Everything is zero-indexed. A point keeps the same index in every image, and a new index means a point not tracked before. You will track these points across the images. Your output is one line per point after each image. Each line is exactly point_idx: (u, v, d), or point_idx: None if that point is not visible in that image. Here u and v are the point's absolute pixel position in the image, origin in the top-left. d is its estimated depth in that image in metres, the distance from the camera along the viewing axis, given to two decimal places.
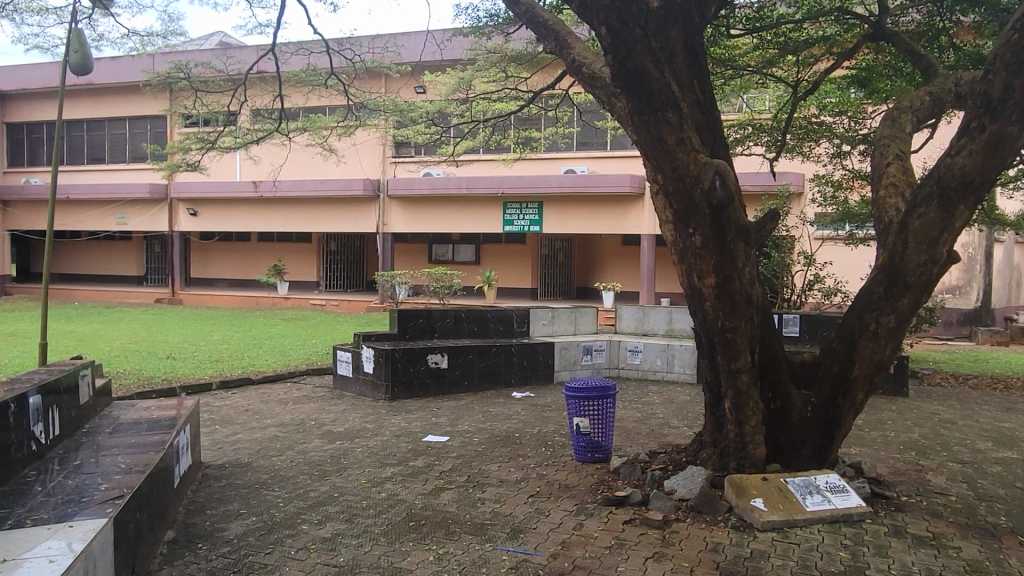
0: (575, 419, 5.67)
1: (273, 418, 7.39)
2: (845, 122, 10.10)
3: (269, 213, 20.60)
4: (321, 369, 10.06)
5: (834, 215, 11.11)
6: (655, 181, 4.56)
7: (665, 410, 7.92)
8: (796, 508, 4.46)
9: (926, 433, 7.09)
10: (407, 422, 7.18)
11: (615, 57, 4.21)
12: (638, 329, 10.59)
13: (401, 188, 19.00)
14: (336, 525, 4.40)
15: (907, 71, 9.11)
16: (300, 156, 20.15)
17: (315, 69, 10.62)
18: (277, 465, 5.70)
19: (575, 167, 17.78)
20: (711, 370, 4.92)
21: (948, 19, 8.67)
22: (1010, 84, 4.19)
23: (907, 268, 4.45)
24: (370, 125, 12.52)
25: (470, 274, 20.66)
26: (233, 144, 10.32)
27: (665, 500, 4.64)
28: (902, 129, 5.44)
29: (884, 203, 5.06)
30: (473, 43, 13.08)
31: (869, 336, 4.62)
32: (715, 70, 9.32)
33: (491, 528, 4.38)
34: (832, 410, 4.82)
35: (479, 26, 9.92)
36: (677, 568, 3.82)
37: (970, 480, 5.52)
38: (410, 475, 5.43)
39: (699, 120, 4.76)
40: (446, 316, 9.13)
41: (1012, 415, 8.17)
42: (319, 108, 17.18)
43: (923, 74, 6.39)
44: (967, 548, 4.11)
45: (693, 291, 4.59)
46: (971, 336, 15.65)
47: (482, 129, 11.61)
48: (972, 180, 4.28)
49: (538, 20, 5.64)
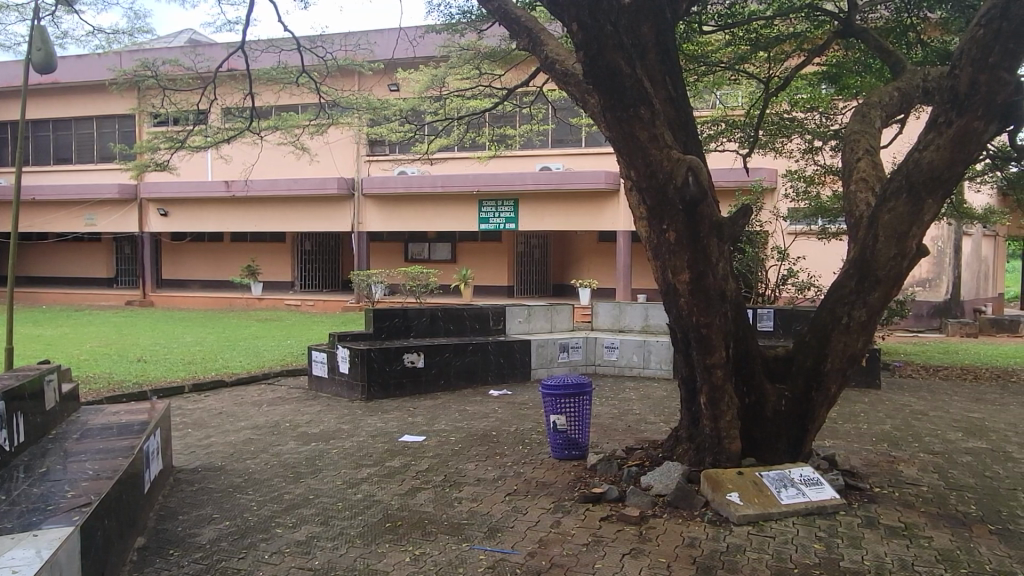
0: (552, 417, 5.65)
1: (247, 420, 7.29)
2: (816, 117, 10.22)
3: (241, 213, 20.35)
4: (295, 371, 9.94)
5: (806, 210, 11.20)
6: (628, 177, 4.55)
7: (641, 406, 7.95)
8: (771, 502, 4.49)
9: (898, 424, 7.20)
10: (383, 422, 7.12)
11: (587, 52, 4.16)
12: (614, 325, 10.62)
13: (376, 187, 18.86)
14: (311, 528, 4.35)
15: (877, 67, 9.18)
16: (272, 155, 19.94)
17: (285, 67, 10.46)
18: (251, 468, 5.62)
19: (550, 164, 17.84)
20: (685, 365, 4.92)
21: (916, 16, 8.75)
22: (976, 78, 4.24)
23: (877, 261, 4.49)
24: (343, 123, 12.41)
25: (447, 272, 20.62)
26: (202, 144, 10.11)
27: (642, 496, 4.65)
28: (871, 125, 5.49)
29: (855, 197, 5.11)
30: (447, 40, 12.98)
31: (841, 329, 4.66)
32: (689, 67, 9.37)
33: (468, 528, 4.35)
34: (806, 403, 4.84)
35: (452, 23, 9.86)
36: (654, 563, 3.83)
37: (940, 470, 5.61)
38: (386, 476, 5.38)
39: (672, 117, 4.77)
40: (422, 315, 9.06)
41: (982, 405, 8.31)
42: (291, 104, 17.06)
43: (891, 69, 6.47)
44: (938, 538, 4.17)
45: (667, 287, 4.60)
46: (942, 328, 15.89)
47: (456, 126, 11.51)
48: (941, 173, 4.33)
49: (510, 16, 5.62)
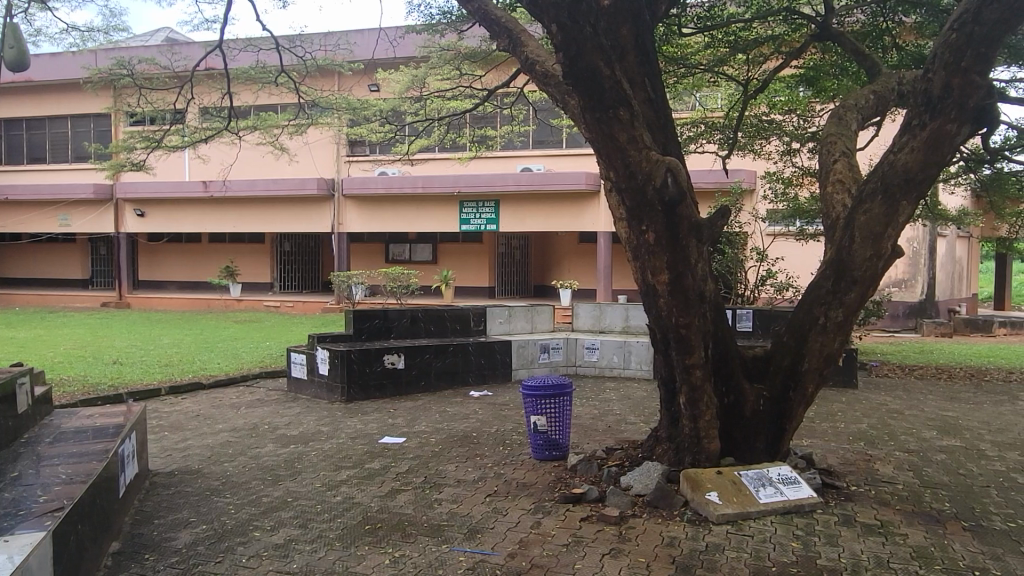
0: (532, 418, 5.65)
1: (224, 423, 7.21)
2: (794, 120, 10.32)
3: (218, 213, 20.15)
4: (274, 373, 9.86)
5: (784, 212, 11.30)
6: (607, 178, 4.55)
7: (622, 406, 7.97)
8: (749, 501, 4.52)
9: (874, 423, 7.27)
10: (363, 424, 7.08)
11: (566, 55, 4.16)
12: (594, 326, 10.65)
13: (356, 187, 18.78)
14: (289, 531, 4.32)
15: (853, 70, 9.28)
16: (251, 155, 19.77)
17: (264, 66, 10.37)
18: (229, 471, 5.56)
19: (531, 165, 17.87)
20: (665, 365, 4.93)
21: (892, 20, 8.86)
22: (949, 82, 4.29)
23: (854, 262, 4.54)
24: (323, 123, 12.32)
25: (428, 273, 20.58)
26: (179, 143, 10.00)
27: (621, 496, 4.66)
28: (847, 127, 5.56)
29: (831, 199, 5.16)
30: (427, 41, 12.95)
31: (818, 330, 4.70)
32: (668, 69, 9.40)
33: (448, 529, 4.34)
34: (784, 402, 4.89)
35: (432, 24, 9.83)
36: (634, 563, 3.83)
37: (916, 467, 5.68)
38: (366, 478, 5.35)
39: (651, 118, 4.79)
40: (403, 316, 9.04)
41: (956, 404, 8.43)
42: (270, 104, 16.93)
43: (868, 73, 6.55)
44: (913, 535, 4.23)
45: (646, 288, 4.62)
46: (917, 328, 16.11)
47: (437, 126, 11.48)
48: (916, 176, 4.39)
49: (491, 17, 5.61)
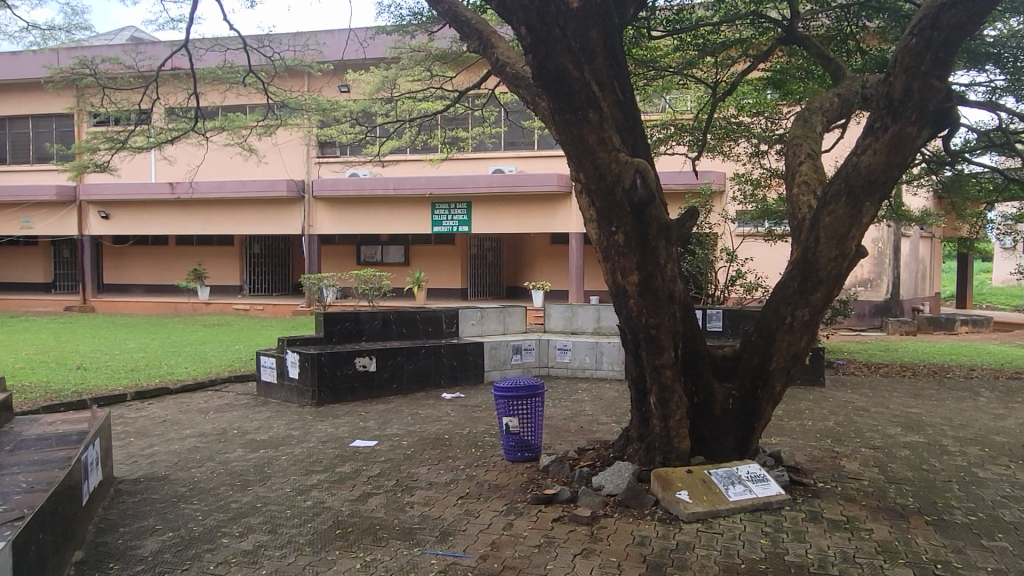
0: (504, 419, 5.65)
1: (192, 428, 7.10)
2: (761, 122, 10.47)
3: (186, 216, 19.85)
4: (244, 377, 9.75)
5: (753, 212, 11.45)
6: (577, 180, 4.58)
7: (593, 407, 8.01)
8: (718, 499, 4.57)
9: (840, 421, 7.40)
10: (334, 427, 7.03)
11: (535, 56, 4.17)
12: (566, 327, 10.70)
13: (327, 189, 18.64)
14: (258, 537, 4.26)
15: (818, 73, 9.44)
16: (219, 156, 19.51)
17: (231, 66, 10.24)
18: (197, 477, 5.49)
19: (503, 167, 17.88)
20: (635, 365, 4.96)
21: (856, 24, 9.02)
22: (909, 86, 4.38)
23: (820, 263, 4.62)
24: (293, 124, 12.20)
25: (400, 275, 20.49)
26: (145, 144, 9.83)
27: (593, 496, 4.69)
28: (812, 129, 5.66)
29: (797, 200, 5.24)
30: (399, 41, 12.90)
31: (785, 329, 4.77)
32: (638, 71, 9.47)
33: (420, 532, 4.32)
34: (752, 401, 4.94)
35: (402, 25, 9.80)
36: (605, 563, 3.85)
37: (880, 464, 5.79)
38: (337, 482, 5.31)
39: (620, 121, 4.82)
40: (374, 318, 9.00)
41: (919, 401, 8.62)
42: (238, 105, 16.74)
43: (832, 76, 6.67)
44: (877, 530, 4.31)
45: (616, 289, 4.64)
46: (882, 327, 16.43)
47: (408, 127, 11.43)
48: (878, 178, 4.48)
49: (461, 19, 5.61)
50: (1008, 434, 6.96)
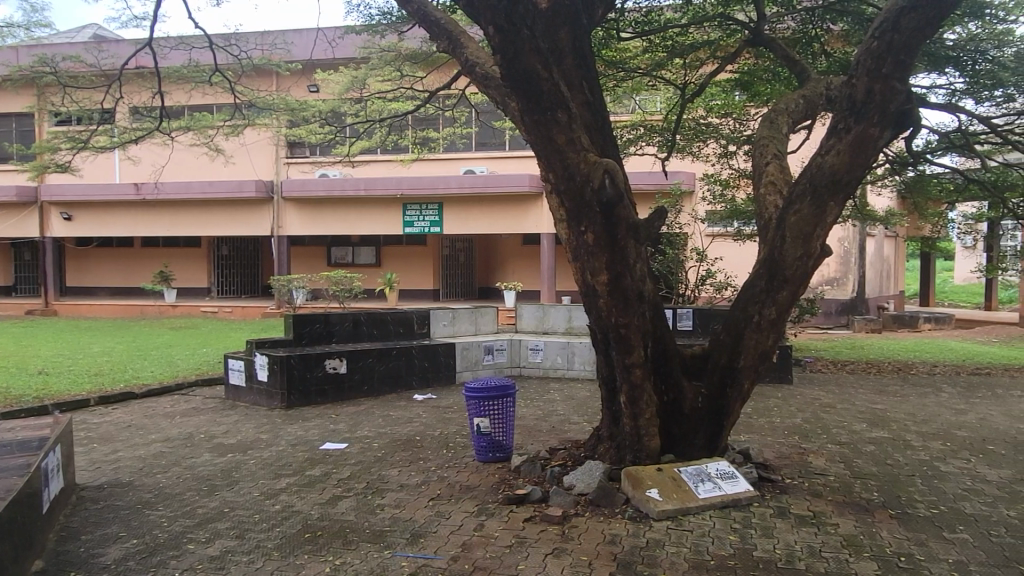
0: (475, 420, 5.64)
1: (157, 433, 6.98)
2: (730, 123, 10.59)
3: (151, 217, 19.50)
4: (211, 380, 9.61)
5: (722, 213, 11.59)
6: (546, 181, 4.58)
7: (565, 407, 8.03)
8: (688, 496, 4.61)
9: (808, 417, 7.51)
10: (304, 430, 6.96)
11: (503, 56, 4.17)
12: (538, 327, 10.72)
13: (296, 189, 18.47)
14: (225, 543, 4.20)
15: (784, 75, 9.58)
16: (185, 156, 19.21)
17: (197, 65, 10.09)
18: (162, 482, 5.39)
19: (474, 168, 17.86)
20: (605, 364, 4.98)
21: (821, 27, 9.16)
22: (871, 87, 4.47)
23: (786, 262, 4.68)
24: (261, 125, 12.05)
25: (371, 276, 20.36)
26: (107, 144, 9.64)
27: (564, 495, 4.70)
28: (778, 130, 5.74)
29: (764, 200, 5.31)
30: (368, 41, 12.81)
31: (753, 327, 4.82)
32: (607, 72, 9.53)
33: (391, 535, 4.29)
34: (721, 399, 4.99)
35: (372, 25, 9.73)
36: (576, 562, 3.86)
37: (847, 459, 5.89)
38: (306, 485, 5.25)
39: (589, 121, 4.84)
40: (344, 320, 8.94)
41: (884, 397, 8.79)
42: (205, 105, 16.51)
43: (798, 78, 6.78)
44: (843, 524, 4.38)
45: (586, 289, 4.65)
46: (849, 325, 16.73)
47: (378, 128, 11.36)
48: (842, 177, 4.56)
49: (431, 19, 5.61)
50: (968, 428, 7.12)
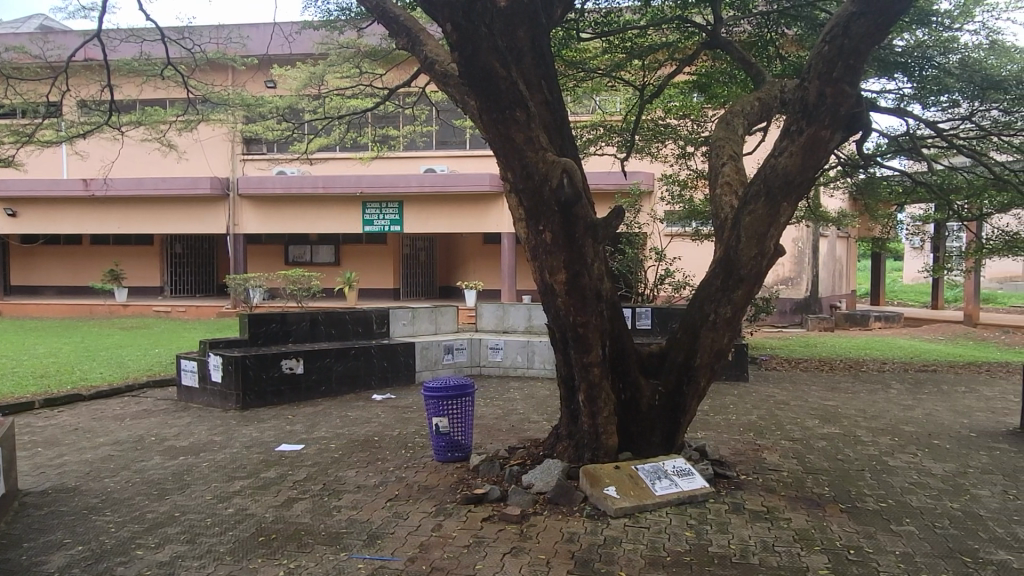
0: (434, 420, 5.60)
1: (106, 436, 6.78)
2: (687, 124, 10.74)
3: (102, 214, 18.97)
4: (163, 382, 9.38)
5: (680, 213, 11.73)
6: (504, 179, 4.57)
7: (524, 406, 8.05)
8: (645, 493, 4.64)
9: (763, 414, 7.65)
10: (259, 431, 6.84)
11: (461, 54, 4.15)
12: (498, 327, 10.71)
13: (253, 187, 18.16)
14: (175, 548, 4.10)
15: (740, 78, 9.74)
16: (136, 152, 18.72)
17: (149, 59, 9.83)
18: (110, 487, 5.24)
19: (435, 166, 17.78)
20: (564, 363, 4.99)
21: (776, 31, 9.34)
22: (823, 90, 4.56)
23: (741, 261, 4.75)
24: (215, 120, 11.81)
25: (330, 275, 20.12)
26: (54, 139, 9.34)
27: (522, 494, 4.69)
28: (734, 131, 5.82)
29: (720, 200, 5.38)
30: (327, 37, 12.66)
31: (709, 326, 4.89)
32: (567, 72, 9.57)
33: (347, 537, 4.24)
34: (678, 397, 5.05)
35: (330, 21, 9.60)
36: (534, 561, 3.86)
37: (799, 455, 6.01)
38: (261, 488, 5.16)
39: (547, 120, 4.85)
40: (302, 320, 8.82)
41: (836, 393, 9.00)
42: (157, 99, 16.11)
43: (753, 80, 6.90)
44: (795, 519, 4.47)
45: (544, 288, 4.65)
46: (803, 323, 17.10)
47: (336, 125, 11.22)
48: (794, 179, 4.65)
49: (389, 15, 5.56)
50: (915, 423, 7.33)
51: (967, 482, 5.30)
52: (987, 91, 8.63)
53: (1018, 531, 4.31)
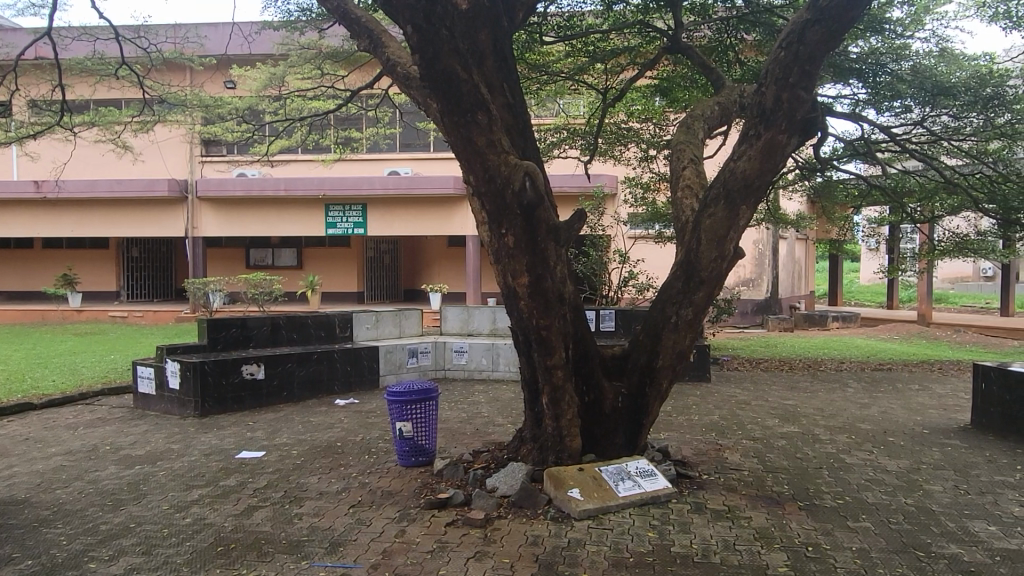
0: (397, 425, 5.55)
1: (58, 445, 6.59)
2: (650, 127, 10.85)
3: (54, 217, 18.45)
4: (119, 390, 9.15)
5: (643, 215, 11.84)
6: (466, 182, 4.56)
7: (489, 409, 8.03)
8: (609, 495, 4.67)
9: (724, 414, 7.75)
10: (218, 439, 6.71)
11: (422, 56, 4.14)
12: (462, 329, 10.69)
13: (212, 189, 17.84)
14: (130, 560, 4.00)
15: (701, 82, 9.87)
16: (90, 153, 18.25)
17: (103, 57, 9.60)
18: (62, 498, 5.09)
19: (398, 169, 17.68)
20: (528, 366, 4.99)
21: (735, 36, 9.49)
22: (779, 96, 4.64)
23: (701, 263, 4.81)
24: (173, 121, 11.57)
25: (292, 278, 19.85)
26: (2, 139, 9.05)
27: (486, 498, 4.68)
28: (694, 135, 5.90)
29: (681, 203, 5.45)
30: (286, 37, 12.50)
31: (670, 327, 4.93)
32: (530, 75, 9.61)
33: (309, 544, 4.18)
34: (640, 398, 5.09)
35: (290, 21, 9.49)
36: (498, 565, 3.85)
37: (759, 454, 6.10)
38: (220, 496, 5.06)
39: (509, 123, 4.85)
40: (262, 324, 8.69)
41: (795, 393, 9.16)
42: (112, 100, 15.81)
43: (713, 85, 7.00)
44: (756, 517, 4.53)
45: (507, 291, 4.66)
46: (763, 324, 17.38)
47: (297, 126, 11.08)
48: (752, 182, 4.72)
49: (351, 17, 5.53)
50: (871, 421, 7.50)
51: (920, 478, 5.44)
52: (938, 97, 8.88)
53: (969, 524, 4.44)
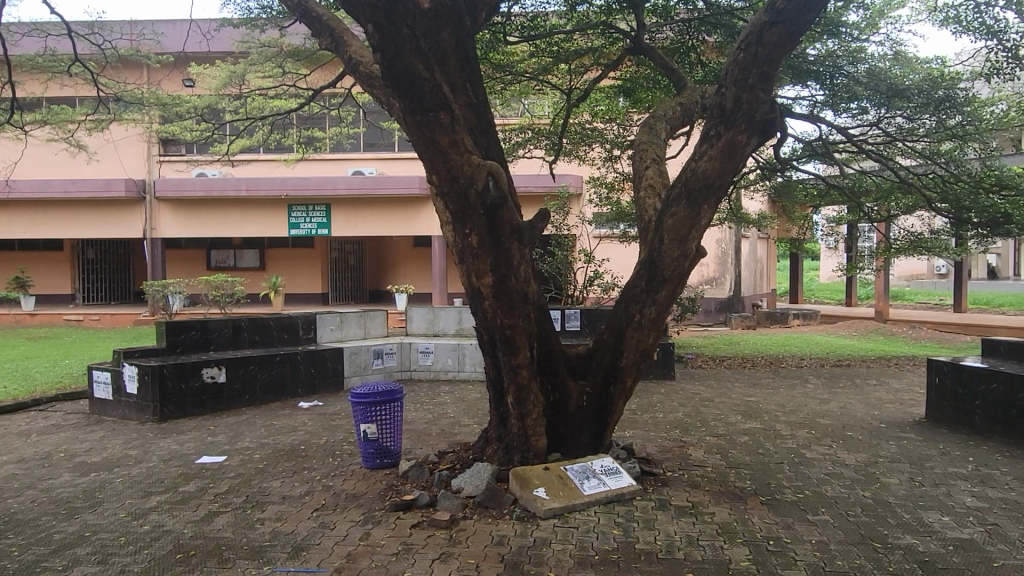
0: (362, 426, 5.49)
1: (10, 453, 6.39)
2: (614, 128, 10.93)
3: (6, 218, 17.93)
4: (75, 395, 8.92)
5: (608, 215, 11.92)
6: (429, 182, 4.53)
7: (455, 409, 8.00)
8: (574, 494, 4.68)
9: (687, 412, 7.83)
10: (178, 444, 6.58)
11: (383, 55, 4.10)
12: (427, 330, 10.65)
13: (170, 190, 17.50)
14: (86, 569, 3.90)
15: (664, 83, 9.97)
16: (42, 152, 17.75)
17: (55, 54, 9.32)
18: (14, 507, 4.94)
19: (362, 169, 17.52)
20: (493, 366, 4.99)
21: (696, 38, 9.61)
22: (739, 97, 4.70)
23: (664, 262, 4.86)
24: (128, 120, 11.30)
25: (255, 280, 19.57)
26: None
27: (452, 499, 4.67)
28: (656, 136, 5.95)
29: (643, 203, 5.50)
30: (246, 35, 12.30)
31: (634, 326, 4.97)
32: (495, 75, 9.60)
33: (271, 549, 4.12)
34: (605, 397, 5.12)
35: (250, 19, 9.34)
36: (464, 565, 3.84)
37: (722, 450, 6.18)
38: (179, 502, 4.96)
39: (473, 123, 4.83)
40: (223, 326, 8.54)
41: (757, 389, 9.30)
42: (65, 98, 15.43)
43: (675, 86, 7.08)
44: (718, 512, 4.59)
45: (471, 291, 4.64)
46: (726, 322, 17.60)
47: (258, 125, 10.92)
48: (713, 181, 4.77)
49: (311, 15, 5.47)
50: (830, 416, 7.64)
51: (877, 471, 5.55)
52: (894, 99, 9.07)
53: (924, 515, 4.54)
